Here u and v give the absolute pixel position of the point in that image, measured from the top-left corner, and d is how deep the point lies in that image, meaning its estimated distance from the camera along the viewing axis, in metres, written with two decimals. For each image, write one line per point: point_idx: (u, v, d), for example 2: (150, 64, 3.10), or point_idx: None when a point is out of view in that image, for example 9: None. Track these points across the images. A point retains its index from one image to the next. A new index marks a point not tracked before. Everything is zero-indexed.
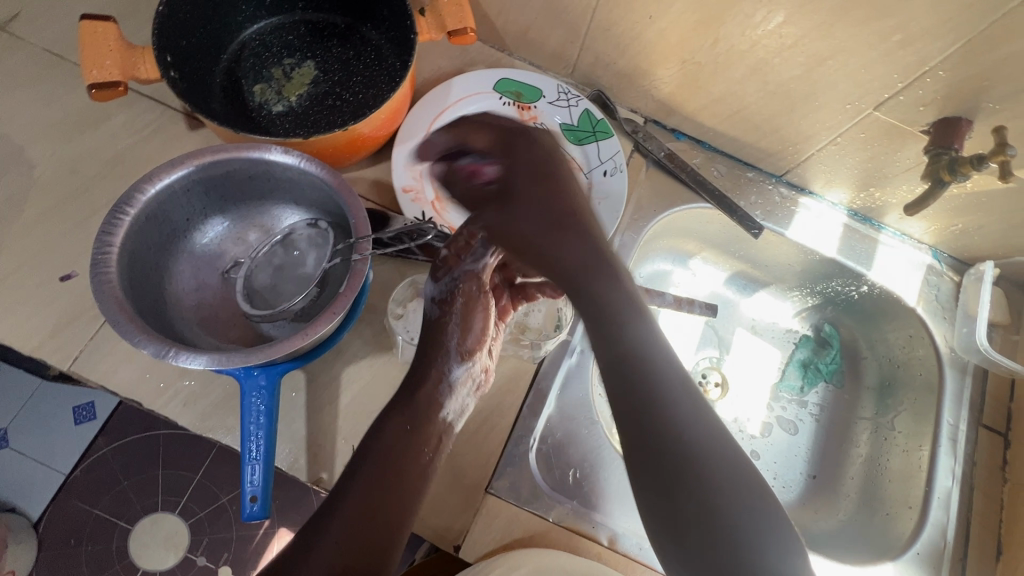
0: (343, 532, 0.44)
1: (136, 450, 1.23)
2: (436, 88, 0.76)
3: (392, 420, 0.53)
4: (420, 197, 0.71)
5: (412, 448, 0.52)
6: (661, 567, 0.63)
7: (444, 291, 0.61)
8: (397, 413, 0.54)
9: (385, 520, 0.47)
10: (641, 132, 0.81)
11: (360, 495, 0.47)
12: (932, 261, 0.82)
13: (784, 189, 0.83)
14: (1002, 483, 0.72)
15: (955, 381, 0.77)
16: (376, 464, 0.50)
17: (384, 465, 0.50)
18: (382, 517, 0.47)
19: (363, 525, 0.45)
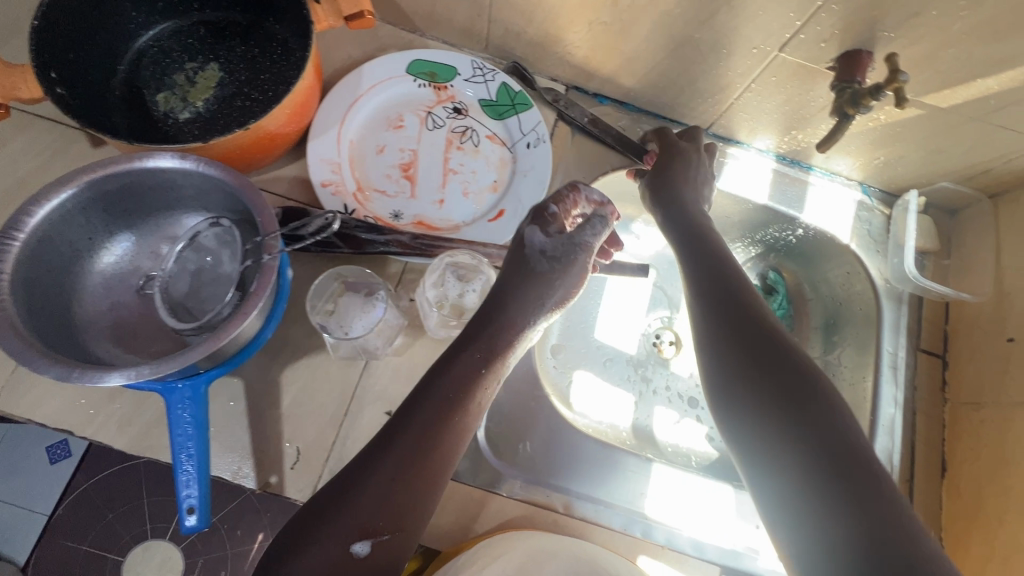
0: (383, 484, 0.47)
1: (119, 486, 1.01)
2: (347, 77, 0.74)
3: (465, 357, 0.54)
4: (341, 189, 0.70)
5: (469, 388, 0.53)
6: (616, 524, 0.64)
7: (555, 248, 0.59)
8: (469, 349, 0.55)
9: (426, 472, 0.49)
10: (563, 100, 0.80)
11: (409, 442, 0.49)
12: (862, 196, 0.84)
13: (712, 142, 0.83)
14: (943, 403, 0.75)
15: (891, 311, 0.79)
16: (427, 411, 0.50)
17: (430, 419, 0.50)
18: (427, 463, 0.49)
19: (402, 478, 0.48)
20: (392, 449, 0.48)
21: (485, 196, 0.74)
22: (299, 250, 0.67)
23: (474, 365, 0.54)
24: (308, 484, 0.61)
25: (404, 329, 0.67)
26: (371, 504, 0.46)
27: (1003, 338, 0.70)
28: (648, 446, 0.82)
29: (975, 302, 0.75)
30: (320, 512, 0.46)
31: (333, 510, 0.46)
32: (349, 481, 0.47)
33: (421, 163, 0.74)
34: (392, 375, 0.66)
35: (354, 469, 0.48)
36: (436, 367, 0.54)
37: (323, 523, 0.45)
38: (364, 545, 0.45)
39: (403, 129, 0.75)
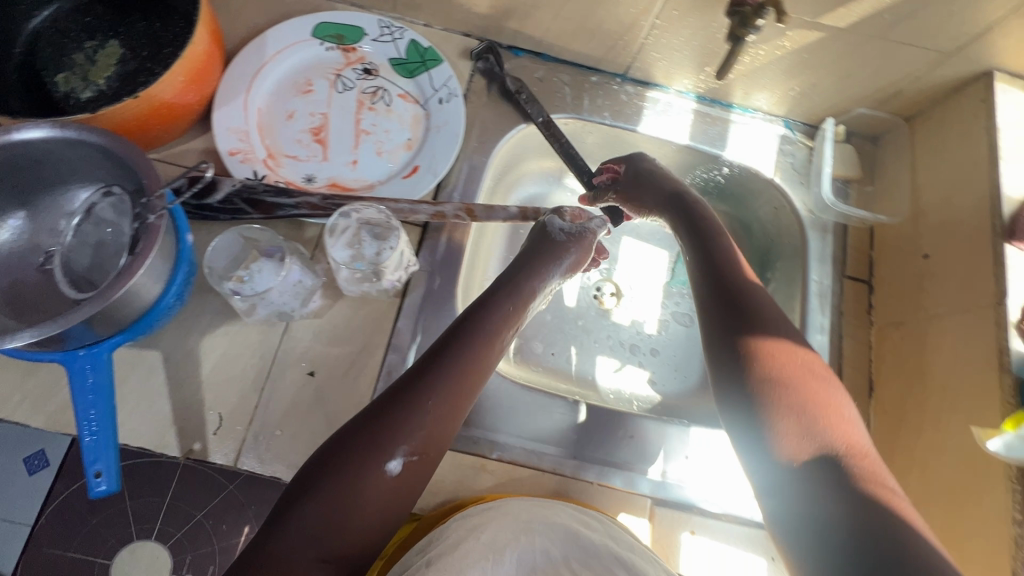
0: (434, 413, 0.49)
1: None
2: (251, 45, 0.73)
3: (495, 306, 0.59)
4: (250, 157, 0.69)
5: (498, 333, 0.57)
6: (547, 463, 0.66)
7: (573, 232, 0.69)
8: (500, 301, 0.60)
9: (459, 407, 0.51)
10: (523, 92, 0.78)
11: (453, 376, 0.52)
12: (784, 130, 0.84)
13: (630, 87, 0.83)
14: (870, 327, 0.75)
15: (817, 241, 0.79)
16: (463, 349, 0.54)
17: (469, 358, 0.53)
18: (464, 398, 0.52)
19: (446, 408, 0.50)
20: (438, 378, 0.51)
21: (399, 155, 0.73)
22: (208, 219, 0.67)
23: (506, 314, 0.59)
24: (232, 448, 0.61)
25: (321, 291, 0.67)
26: (419, 426, 0.48)
27: (919, 255, 0.71)
28: (591, 394, 0.84)
29: (895, 224, 0.76)
30: (367, 435, 0.47)
31: (385, 431, 0.47)
32: (398, 408, 0.49)
33: (332, 126, 0.73)
34: (313, 337, 0.66)
35: (406, 395, 0.49)
36: (468, 316, 0.58)
37: (372, 441, 0.46)
38: (397, 465, 0.46)
39: (312, 93, 0.74)
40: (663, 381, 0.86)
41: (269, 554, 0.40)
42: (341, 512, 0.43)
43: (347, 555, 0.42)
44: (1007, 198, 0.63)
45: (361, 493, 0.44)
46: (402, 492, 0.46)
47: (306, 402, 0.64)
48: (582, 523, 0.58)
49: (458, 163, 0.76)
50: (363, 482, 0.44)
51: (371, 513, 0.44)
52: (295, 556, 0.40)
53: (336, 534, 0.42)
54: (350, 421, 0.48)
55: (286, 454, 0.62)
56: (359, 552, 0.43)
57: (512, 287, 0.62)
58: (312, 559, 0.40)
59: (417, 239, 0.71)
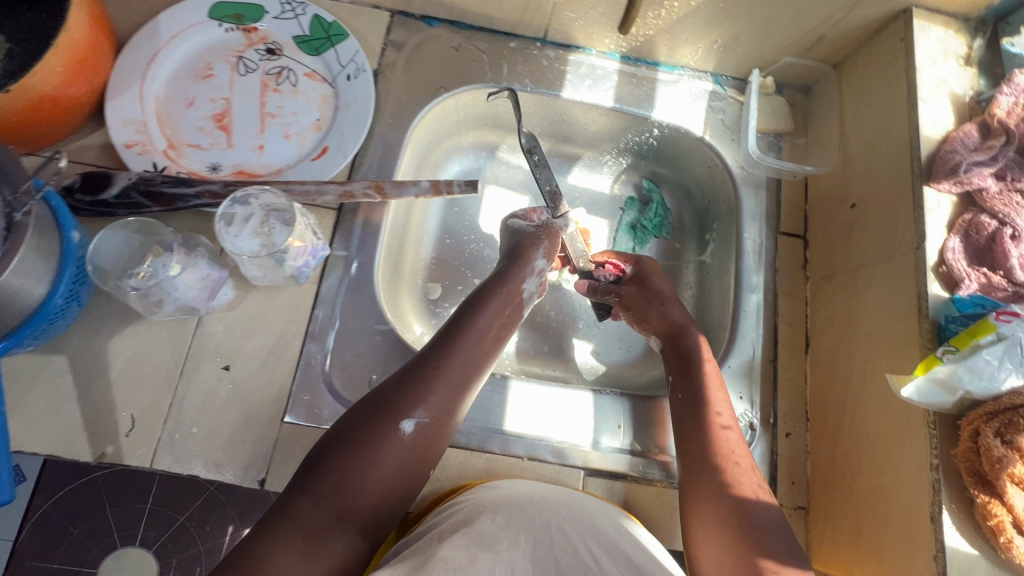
0: (441, 392, 0.56)
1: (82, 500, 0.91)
2: (142, 30, 0.69)
3: (494, 289, 0.64)
4: (148, 148, 0.66)
5: (499, 316, 0.63)
6: (475, 443, 0.65)
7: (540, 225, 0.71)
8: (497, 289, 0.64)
9: (462, 389, 0.58)
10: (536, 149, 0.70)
11: (461, 358, 0.58)
12: (713, 86, 0.81)
13: (551, 51, 0.80)
14: (806, 281, 0.73)
15: (751, 198, 0.77)
16: (468, 336, 0.60)
17: (472, 343, 0.60)
18: (467, 377, 0.58)
19: (449, 388, 0.57)
20: (448, 362, 0.58)
21: (308, 136, 0.70)
22: (104, 215, 0.64)
23: (506, 297, 0.64)
24: (146, 448, 0.60)
25: (231, 282, 0.65)
26: (431, 395, 0.56)
27: (848, 205, 0.69)
28: (534, 369, 0.80)
29: (825, 175, 0.74)
30: (378, 412, 0.54)
31: (394, 408, 0.54)
32: (406, 390, 0.55)
33: (236, 111, 0.70)
34: (226, 329, 0.64)
35: (417, 371, 0.57)
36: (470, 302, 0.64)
37: (384, 418, 0.53)
38: (411, 425, 0.54)
39: (213, 78, 0.71)
40: (607, 352, 0.83)
41: (292, 509, 0.48)
42: (356, 477, 0.50)
43: (357, 514, 0.49)
44: (925, 137, 0.61)
45: (373, 461, 0.51)
46: (408, 464, 0.53)
47: (222, 396, 0.62)
48: (605, 517, 0.56)
49: (371, 141, 0.73)
50: (376, 455, 0.51)
51: (382, 480, 0.51)
52: (315, 513, 0.48)
53: (347, 496, 0.49)
54: (363, 400, 0.55)
55: (203, 450, 0.61)
56: (367, 512, 0.50)
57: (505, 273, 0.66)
58: (329, 518, 0.48)
59: (332, 222, 0.69)
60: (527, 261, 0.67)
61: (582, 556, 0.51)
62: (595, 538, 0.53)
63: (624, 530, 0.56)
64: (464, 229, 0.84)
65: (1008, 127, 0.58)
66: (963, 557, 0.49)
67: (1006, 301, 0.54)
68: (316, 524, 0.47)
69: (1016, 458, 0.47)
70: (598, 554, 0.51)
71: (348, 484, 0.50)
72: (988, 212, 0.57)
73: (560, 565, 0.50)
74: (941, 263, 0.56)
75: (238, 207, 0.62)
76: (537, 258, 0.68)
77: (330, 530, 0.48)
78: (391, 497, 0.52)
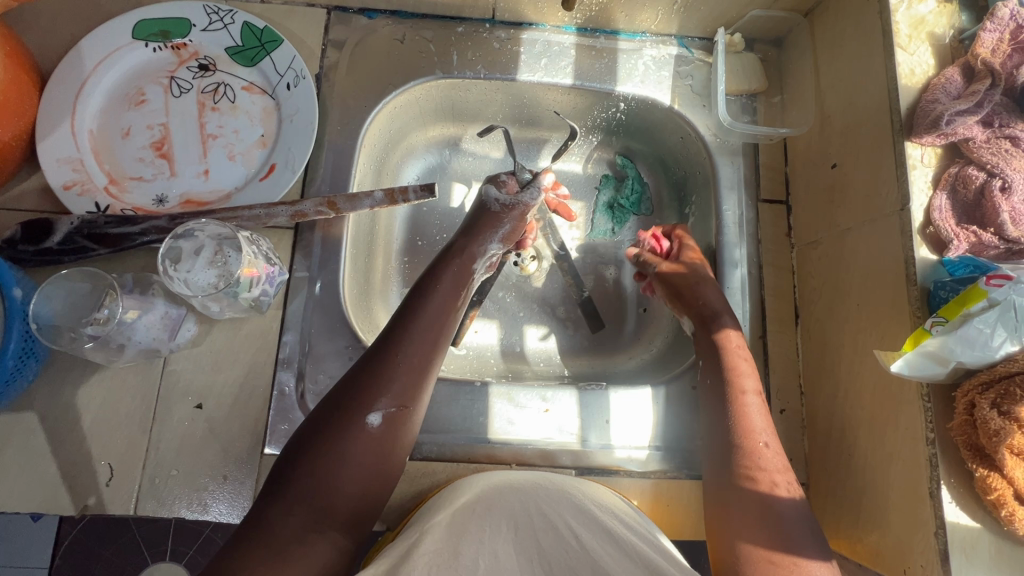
0: (401, 378, 0.54)
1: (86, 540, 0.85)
2: (64, 60, 0.65)
3: (446, 264, 0.63)
4: (88, 188, 0.63)
5: (455, 294, 0.62)
6: (461, 452, 0.63)
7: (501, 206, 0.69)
8: (450, 261, 0.63)
9: (423, 374, 0.56)
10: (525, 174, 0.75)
11: (417, 339, 0.57)
12: (679, 50, 0.76)
13: (503, 32, 0.75)
14: (791, 250, 0.70)
15: (728, 165, 0.72)
16: (424, 317, 0.58)
17: (432, 322, 0.58)
18: (429, 357, 0.57)
19: (410, 371, 0.55)
20: (403, 346, 0.56)
21: (254, 155, 0.67)
22: (53, 263, 0.62)
23: (457, 274, 0.63)
24: (128, 496, 0.59)
25: (192, 318, 0.63)
26: (391, 383, 0.54)
27: (828, 165, 0.65)
28: (522, 368, 0.76)
29: (803, 135, 0.70)
30: (341, 410, 0.52)
31: (356, 401, 0.53)
32: (365, 381, 0.54)
33: (175, 136, 0.67)
34: (194, 366, 0.62)
35: (375, 361, 0.55)
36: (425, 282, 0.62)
37: (347, 414, 0.52)
38: (376, 416, 0.53)
39: (147, 104, 0.67)
40: (595, 340, 0.79)
41: (266, 516, 0.47)
42: (326, 474, 0.49)
43: (332, 511, 0.48)
44: (904, 86, 0.56)
45: (340, 456, 0.50)
46: (379, 456, 0.52)
47: (198, 435, 0.61)
48: (609, 511, 0.54)
49: (322, 152, 0.70)
50: (342, 451, 0.50)
51: (353, 473, 0.50)
52: (290, 517, 0.47)
53: (319, 492, 0.48)
54: (327, 398, 0.54)
55: (185, 492, 0.59)
56: (344, 507, 0.49)
57: (461, 248, 0.65)
58: (305, 521, 0.47)
59: (290, 243, 0.66)
60: (483, 246, 0.66)
61: (589, 551, 0.48)
62: (601, 536, 0.50)
63: (642, 533, 0.52)
64: (434, 229, 0.81)
65: (992, 68, 0.54)
66: (965, 531, 0.47)
67: (999, 259, 0.52)
68: (291, 526, 0.46)
69: (1014, 429, 0.45)
70: (602, 551, 0.48)
71: (318, 480, 0.49)
72: (975, 164, 0.53)
73: (544, 552, 0.49)
74: (928, 224, 0.53)
75: (185, 241, 0.60)
76: (491, 243, 0.67)
77: (309, 532, 0.47)
78: (368, 489, 0.51)
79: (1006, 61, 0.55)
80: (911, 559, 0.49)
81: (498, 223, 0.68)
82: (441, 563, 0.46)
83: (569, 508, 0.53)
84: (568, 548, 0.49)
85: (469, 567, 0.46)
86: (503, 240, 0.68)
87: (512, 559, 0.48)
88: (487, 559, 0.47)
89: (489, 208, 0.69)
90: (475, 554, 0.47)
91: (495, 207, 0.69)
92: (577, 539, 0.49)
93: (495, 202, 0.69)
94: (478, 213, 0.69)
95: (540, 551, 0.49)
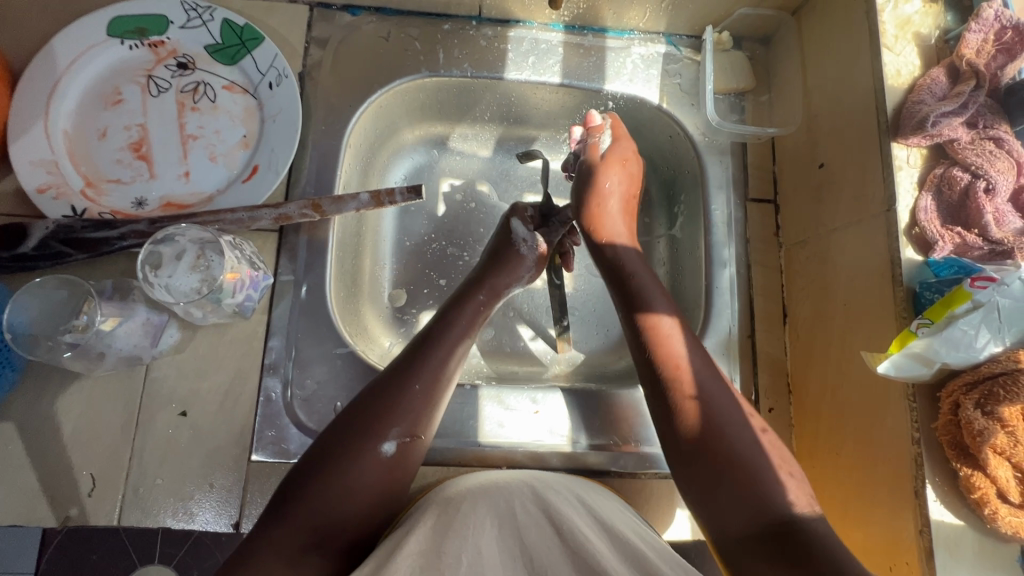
0: (414, 408, 0.53)
1: None
2: (36, 58, 0.63)
3: (468, 297, 0.63)
4: (64, 191, 0.61)
5: (472, 328, 0.61)
6: (451, 456, 0.63)
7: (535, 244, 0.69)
8: (473, 294, 0.63)
9: (437, 401, 0.55)
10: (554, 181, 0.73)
11: (431, 370, 0.55)
12: (667, 48, 0.75)
13: (490, 29, 0.74)
14: (780, 249, 0.70)
15: (716, 164, 0.72)
16: (439, 348, 0.57)
17: (447, 352, 0.57)
18: (442, 389, 0.56)
19: (424, 402, 0.54)
20: (417, 377, 0.54)
21: (235, 156, 0.65)
22: (27, 269, 0.60)
23: (477, 310, 0.62)
24: (111, 506, 0.58)
25: (175, 323, 0.61)
26: (407, 411, 0.53)
27: (815, 164, 0.65)
28: (512, 369, 0.76)
29: (790, 134, 0.69)
30: (353, 434, 0.51)
31: (370, 427, 0.51)
32: (377, 409, 0.52)
33: (154, 137, 0.65)
34: (177, 372, 0.61)
35: (391, 387, 0.54)
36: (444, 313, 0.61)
37: (357, 442, 0.51)
38: (392, 445, 0.51)
39: (124, 103, 0.65)
40: (585, 340, 0.79)
41: (268, 537, 0.46)
42: (332, 500, 0.48)
43: (335, 537, 0.48)
44: (890, 87, 0.56)
45: (348, 485, 0.49)
46: (389, 486, 0.51)
47: (183, 443, 0.60)
48: (604, 504, 0.55)
49: (305, 152, 0.68)
50: (352, 477, 0.49)
51: (360, 501, 0.49)
52: (291, 540, 0.46)
53: (325, 517, 0.48)
54: (337, 418, 0.53)
55: (170, 501, 0.58)
56: (348, 533, 0.48)
57: (479, 279, 0.65)
58: (305, 544, 0.46)
59: (274, 246, 0.65)
60: (504, 285, 0.66)
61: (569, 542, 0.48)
62: (597, 528, 0.50)
63: (642, 532, 0.52)
64: (421, 229, 0.80)
65: (977, 69, 0.54)
66: (948, 529, 0.48)
67: (982, 260, 0.51)
68: (292, 549, 0.46)
69: (997, 428, 0.45)
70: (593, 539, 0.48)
71: (324, 507, 0.48)
72: (960, 164, 0.53)
73: (528, 545, 0.49)
74: (914, 225, 0.53)
75: (166, 246, 0.59)
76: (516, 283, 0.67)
77: (307, 555, 0.46)
78: (374, 516, 0.50)
79: (990, 62, 0.55)
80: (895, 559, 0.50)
81: (525, 269, 0.68)
82: (423, 564, 0.46)
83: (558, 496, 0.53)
84: (549, 541, 0.49)
85: (452, 565, 0.46)
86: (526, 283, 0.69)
87: (496, 554, 0.48)
88: (470, 555, 0.47)
89: (517, 248, 0.68)
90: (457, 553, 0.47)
91: (524, 253, 0.68)
92: (559, 533, 0.49)
93: (519, 241, 0.68)
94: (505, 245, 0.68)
95: (523, 545, 0.49)
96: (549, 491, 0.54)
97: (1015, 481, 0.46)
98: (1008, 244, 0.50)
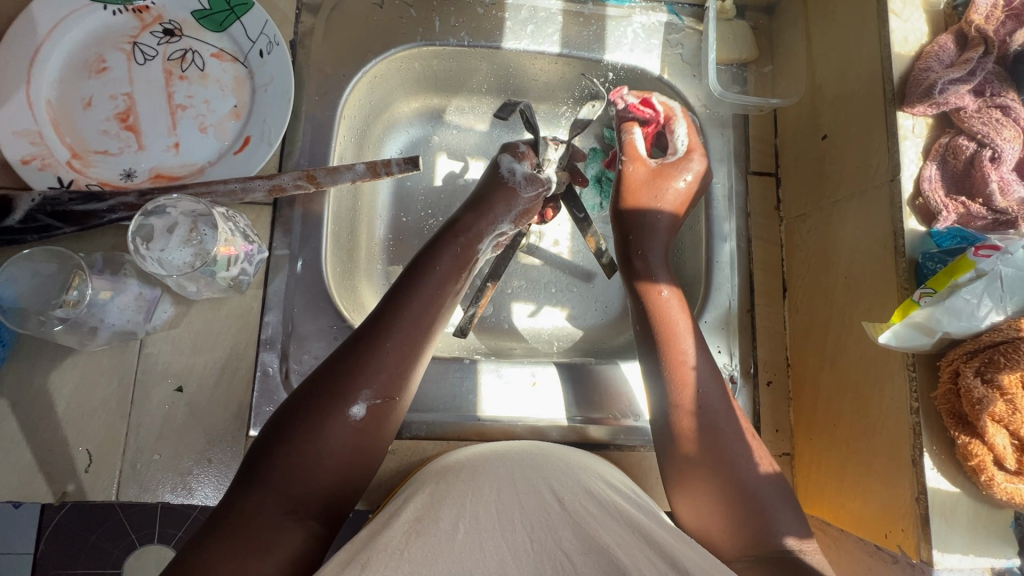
0: (385, 367, 0.51)
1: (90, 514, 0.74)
2: (15, 23, 0.60)
3: (450, 240, 0.60)
4: (50, 161, 0.59)
5: (453, 275, 0.58)
6: (449, 429, 0.63)
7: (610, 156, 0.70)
8: (453, 238, 0.59)
9: (411, 363, 0.53)
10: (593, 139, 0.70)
11: (405, 329, 0.53)
12: (669, 17, 0.73)
13: None
14: (780, 223, 0.69)
15: (717, 136, 0.71)
16: (415, 302, 0.55)
17: (422, 305, 0.55)
18: (418, 350, 0.54)
19: (399, 360, 0.52)
20: (390, 334, 0.52)
21: (226, 127, 0.64)
22: (14, 241, 0.59)
23: (456, 255, 0.58)
24: (108, 482, 0.57)
25: (169, 299, 0.61)
26: (379, 370, 0.51)
27: (818, 136, 0.64)
28: (510, 344, 0.76)
29: (792, 106, 0.68)
30: (322, 394, 0.50)
31: (339, 388, 0.50)
32: (343, 371, 0.51)
33: (141, 107, 0.63)
34: (171, 348, 0.60)
35: (364, 345, 0.52)
36: (419, 263, 0.58)
37: (328, 404, 0.49)
38: (362, 408, 0.50)
39: (109, 72, 0.63)
40: (583, 316, 0.78)
41: (245, 502, 0.45)
42: (304, 466, 0.47)
43: (310, 503, 0.46)
44: (898, 54, 0.55)
45: (321, 448, 0.48)
46: (361, 449, 0.50)
47: (179, 419, 0.59)
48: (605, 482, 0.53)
49: (299, 123, 0.67)
50: (323, 439, 0.48)
51: (333, 464, 0.48)
52: (266, 504, 0.45)
53: (302, 480, 0.46)
54: (312, 377, 0.51)
55: (168, 476, 0.58)
56: (323, 495, 0.47)
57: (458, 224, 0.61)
58: (279, 509, 0.45)
59: (269, 220, 0.64)
60: (489, 224, 0.62)
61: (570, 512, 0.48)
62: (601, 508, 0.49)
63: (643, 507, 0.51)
64: (418, 205, 0.78)
65: (986, 35, 0.53)
66: (945, 495, 0.48)
67: (985, 230, 0.52)
68: (266, 514, 0.44)
69: (996, 396, 0.46)
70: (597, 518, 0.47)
71: (296, 468, 0.47)
72: (966, 133, 0.52)
73: (525, 511, 0.48)
74: (918, 195, 0.52)
75: (156, 218, 0.58)
76: (502, 222, 0.63)
77: (283, 521, 0.45)
78: (349, 480, 0.49)
79: (999, 28, 0.55)
80: (890, 527, 0.51)
81: (521, 211, 0.64)
82: (418, 529, 0.46)
83: (560, 478, 0.52)
84: (549, 510, 0.48)
85: (447, 531, 0.46)
86: (515, 221, 0.64)
87: (492, 518, 0.47)
88: (466, 522, 0.47)
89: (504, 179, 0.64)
90: (454, 517, 0.47)
91: (517, 183, 0.64)
92: (562, 506, 0.49)
93: (518, 180, 0.64)
94: (490, 184, 0.64)
95: (520, 509, 0.48)
96: (554, 476, 0.53)
97: (1013, 448, 0.46)
98: (1012, 213, 0.51)
